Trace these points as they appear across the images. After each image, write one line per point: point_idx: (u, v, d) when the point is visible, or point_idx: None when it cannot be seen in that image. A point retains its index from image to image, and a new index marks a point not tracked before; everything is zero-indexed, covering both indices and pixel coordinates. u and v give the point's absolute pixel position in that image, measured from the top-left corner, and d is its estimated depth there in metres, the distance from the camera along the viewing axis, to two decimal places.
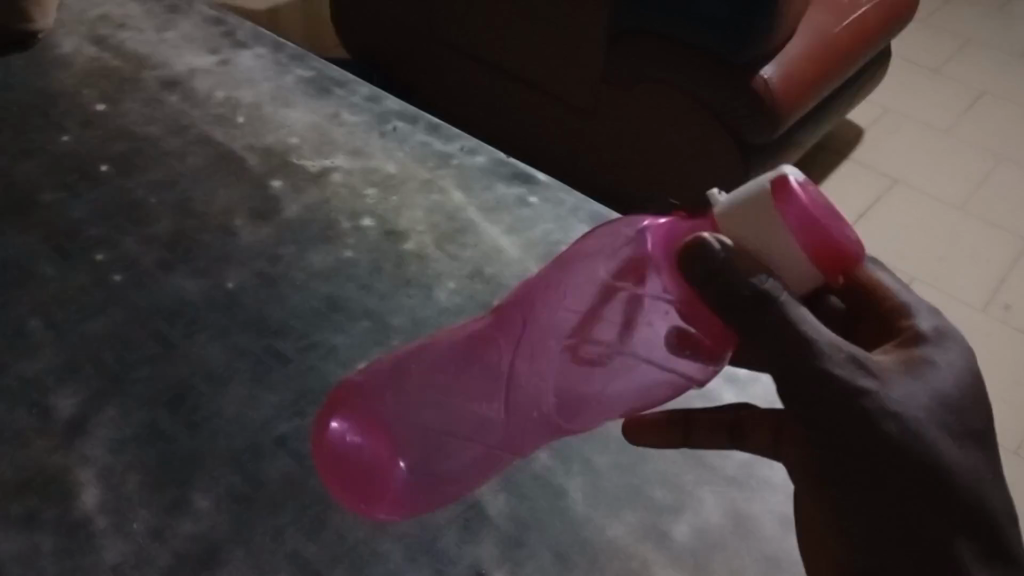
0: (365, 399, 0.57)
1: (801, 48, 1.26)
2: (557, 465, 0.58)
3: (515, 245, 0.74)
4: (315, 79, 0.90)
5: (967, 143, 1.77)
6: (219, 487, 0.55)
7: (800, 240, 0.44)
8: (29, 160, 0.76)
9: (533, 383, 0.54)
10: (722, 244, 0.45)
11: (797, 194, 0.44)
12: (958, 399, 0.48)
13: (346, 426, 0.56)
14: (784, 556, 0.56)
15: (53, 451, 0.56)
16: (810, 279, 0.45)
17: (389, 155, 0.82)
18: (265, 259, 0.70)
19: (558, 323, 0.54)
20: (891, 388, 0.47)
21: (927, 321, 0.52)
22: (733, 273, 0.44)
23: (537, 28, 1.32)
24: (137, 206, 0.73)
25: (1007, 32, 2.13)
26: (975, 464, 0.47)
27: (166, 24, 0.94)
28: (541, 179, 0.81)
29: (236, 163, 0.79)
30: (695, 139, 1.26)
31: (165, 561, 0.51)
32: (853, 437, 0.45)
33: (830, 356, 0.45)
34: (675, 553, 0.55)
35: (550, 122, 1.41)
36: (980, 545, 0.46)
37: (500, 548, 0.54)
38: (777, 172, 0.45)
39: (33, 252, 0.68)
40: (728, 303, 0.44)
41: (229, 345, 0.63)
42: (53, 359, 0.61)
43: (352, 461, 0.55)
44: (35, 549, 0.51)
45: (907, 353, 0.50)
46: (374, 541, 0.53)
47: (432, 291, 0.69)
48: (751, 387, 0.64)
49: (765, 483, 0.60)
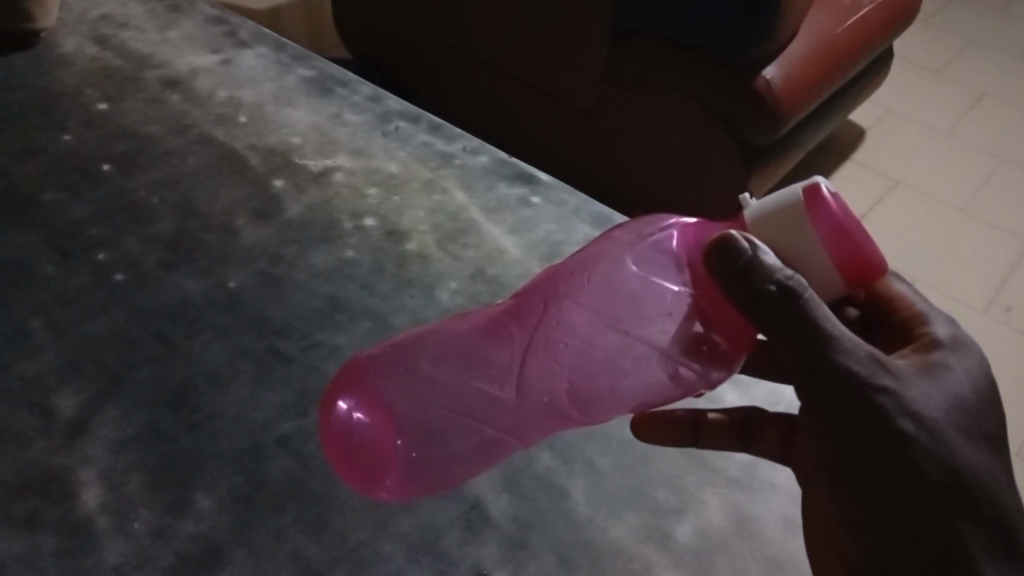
0: (370, 375, 0.53)
1: (804, 48, 1.26)
2: (560, 466, 0.58)
3: (518, 246, 0.74)
4: (318, 79, 0.90)
5: (969, 144, 1.77)
6: (220, 488, 0.55)
7: (828, 246, 0.47)
8: (30, 161, 0.75)
9: (549, 371, 0.53)
10: (750, 244, 0.45)
11: (829, 204, 0.47)
12: (971, 402, 0.48)
13: (353, 406, 0.53)
14: (787, 558, 0.56)
15: (54, 451, 0.56)
16: (833, 287, 0.48)
17: (391, 155, 0.82)
18: (266, 260, 0.70)
19: (577, 313, 0.55)
20: (908, 388, 0.46)
21: (943, 328, 0.52)
22: (755, 270, 0.44)
23: (538, 28, 1.32)
24: (138, 206, 0.73)
25: (1010, 34, 2.12)
26: (984, 464, 0.47)
27: (168, 23, 0.94)
28: (542, 179, 0.81)
29: (238, 164, 0.79)
30: (696, 140, 1.26)
31: (166, 561, 0.51)
32: (867, 435, 0.45)
33: (849, 354, 0.45)
34: (678, 555, 0.55)
35: (552, 122, 1.41)
36: (991, 546, 0.46)
37: (502, 550, 0.54)
38: (809, 182, 0.48)
39: (35, 251, 0.68)
40: (751, 299, 0.44)
41: (230, 345, 0.63)
42: (54, 360, 0.61)
43: (353, 444, 0.53)
44: (35, 549, 0.51)
45: (924, 357, 0.50)
46: (375, 541, 0.53)
47: (434, 291, 0.69)
48: (754, 389, 0.64)
49: (768, 485, 0.59)
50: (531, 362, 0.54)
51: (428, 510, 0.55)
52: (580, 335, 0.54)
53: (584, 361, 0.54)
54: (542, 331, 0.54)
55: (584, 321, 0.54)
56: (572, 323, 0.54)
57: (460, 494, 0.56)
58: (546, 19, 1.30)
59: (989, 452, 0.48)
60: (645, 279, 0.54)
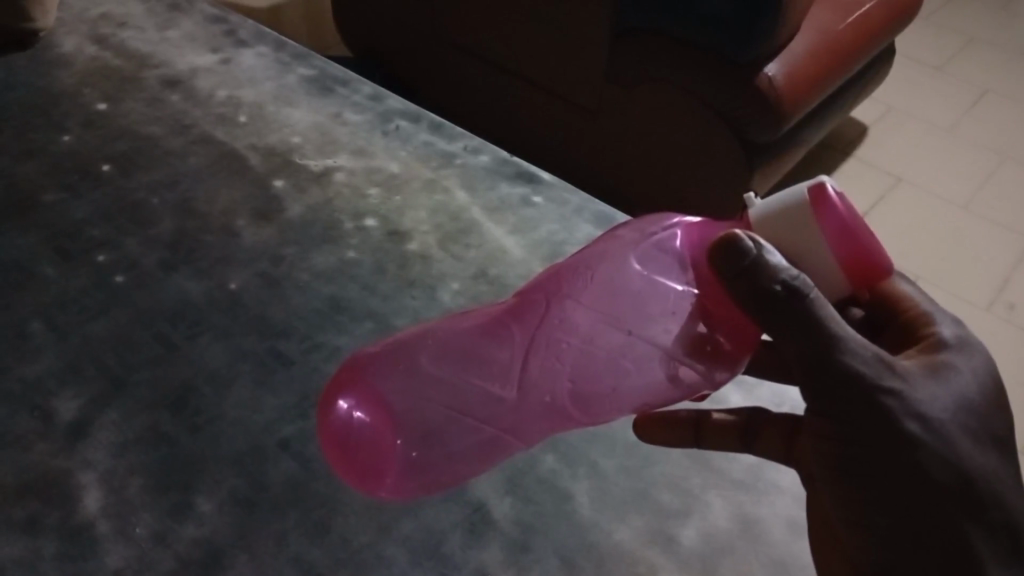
0: (369, 373, 0.53)
1: (806, 45, 1.26)
2: (563, 468, 0.58)
3: (520, 246, 0.74)
4: (318, 78, 0.90)
5: (971, 142, 1.76)
6: (222, 491, 0.54)
7: (834, 247, 0.47)
8: (31, 161, 0.75)
9: (551, 370, 0.53)
10: (755, 243, 0.44)
11: (834, 204, 0.46)
12: (978, 403, 0.48)
13: (352, 404, 0.52)
14: (792, 560, 0.55)
15: (55, 454, 0.55)
16: (837, 286, 0.48)
17: (391, 155, 0.81)
18: (267, 260, 0.69)
19: (579, 312, 0.54)
20: (915, 389, 0.46)
21: (948, 328, 0.51)
22: (761, 270, 0.43)
23: (539, 26, 1.31)
24: (138, 207, 0.73)
25: (1012, 30, 2.12)
26: (991, 465, 0.47)
27: (167, 23, 0.94)
28: (544, 179, 0.81)
29: (238, 163, 0.78)
30: (697, 138, 1.26)
31: (168, 565, 0.51)
32: (873, 436, 0.45)
33: (854, 355, 0.44)
34: (683, 558, 0.54)
35: (553, 120, 1.41)
36: (999, 547, 0.46)
37: (506, 553, 0.53)
38: (814, 182, 0.47)
39: (35, 252, 0.68)
40: (757, 299, 0.44)
41: (231, 347, 0.63)
42: (54, 363, 0.61)
43: (351, 444, 0.52)
44: (36, 553, 0.51)
45: (930, 357, 0.49)
46: (379, 544, 0.53)
47: (436, 292, 0.69)
48: (758, 390, 0.64)
49: (773, 487, 0.59)
50: (533, 360, 0.54)
51: (431, 512, 0.55)
52: (582, 334, 0.54)
53: (585, 360, 0.53)
54: (544, 330, 0.54)
55: (587, 320, 0.54)
56: (574, 322, 0.54)
57: (463, 496, 0.56)
58: (548, 17, 1.29)
59: (996, 455, 0.47)
60: (649, 278, 0.54)
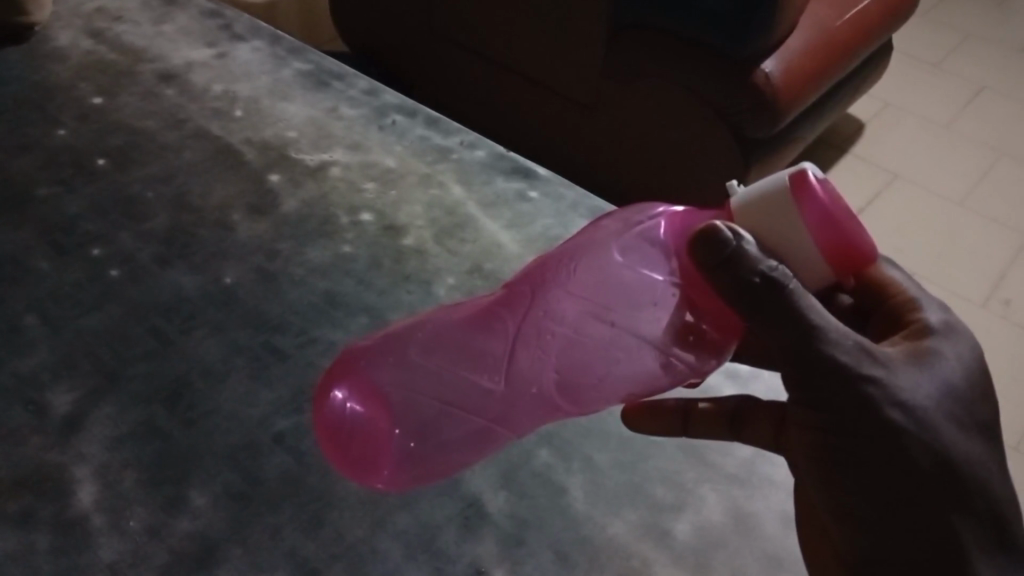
0: (363, 364, 0.53)
1: (803, 40, 1.26)
2: (558, 462, 0.58)
3: (515, 240, 0.74)
4: (313, 72, 0.89)
5: (968, 138, 1.76)
6: (216, 485, 0.54)
7: (815, 235, 0.47)
8: (25, 155, 0.75)
9: (540, 361, 0.53)
10: (734, 234, 0.45)
11: (815, 190, 0.46)
12: (963, 390, 0.48)
13: (347, 395, 0.52)
14: (786, 555, 0.55)
15: (48, 448, 0.55)
16: (820, 275, 0.48)
17: (388, 149, 0.81)
18: (263, 255, 0.69)
19: (566, 301, 0.54)
20: (897, 377, 0.46)
21: (935, 313, 0.51)
22: (741, 261, 0.44)
23: (534, 22, 1.31)
24: (134, 201, 0.73)
25: (1009, 27, 2.12)
26: (979, 454, 0.47)
27: (163, 16, 0.94)
28: (540, 174, 0.81)
29: (235, 158, 0.78)
30: (692, 132, 1.25)
31: (161, 559, 0.51)
32: (858, 425, 0.45)
33: (837, 345, 0.44)
34: (676, 552, 0.54)
35: (548, 115, 1.41)
36: (986, 534, 0.46)
37: (501, 546, 0.53)
38: (796, 169, 0.47)
39: (28, 246, 0.68)
40: (738, 291, 0.44)
41: (226, 341, 0.63)
42: (48, 357, 0.60)
43: (345, 433, 0.52)
44: (30, 546, 0.51)
45: (914, 344, 0.49)
46: (373, 539, 0.53)
47: (431, 287, 0.69)
48: (753, 384, 0.64)
49: (767, 481, 0.59)
50: (522, 351, 0.53)
51: (426, 506, 0.55)
52: (570, 323, 0.53)
53: (574, 350, 0.53)
54: (532, 320, 0.53)
55: (574, 309, 0.54)
56: (561, 312, 0.54)
57: (457, 490, 0.56)
58: (544, 13, 1.29)
59: (984, 445, 0.47)
60: (633, 268, 0.53)
